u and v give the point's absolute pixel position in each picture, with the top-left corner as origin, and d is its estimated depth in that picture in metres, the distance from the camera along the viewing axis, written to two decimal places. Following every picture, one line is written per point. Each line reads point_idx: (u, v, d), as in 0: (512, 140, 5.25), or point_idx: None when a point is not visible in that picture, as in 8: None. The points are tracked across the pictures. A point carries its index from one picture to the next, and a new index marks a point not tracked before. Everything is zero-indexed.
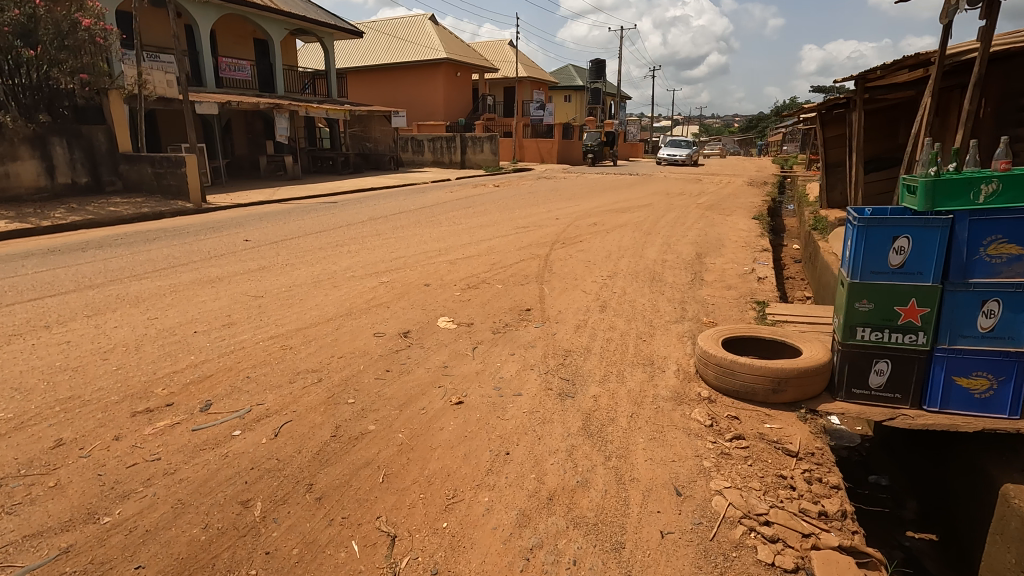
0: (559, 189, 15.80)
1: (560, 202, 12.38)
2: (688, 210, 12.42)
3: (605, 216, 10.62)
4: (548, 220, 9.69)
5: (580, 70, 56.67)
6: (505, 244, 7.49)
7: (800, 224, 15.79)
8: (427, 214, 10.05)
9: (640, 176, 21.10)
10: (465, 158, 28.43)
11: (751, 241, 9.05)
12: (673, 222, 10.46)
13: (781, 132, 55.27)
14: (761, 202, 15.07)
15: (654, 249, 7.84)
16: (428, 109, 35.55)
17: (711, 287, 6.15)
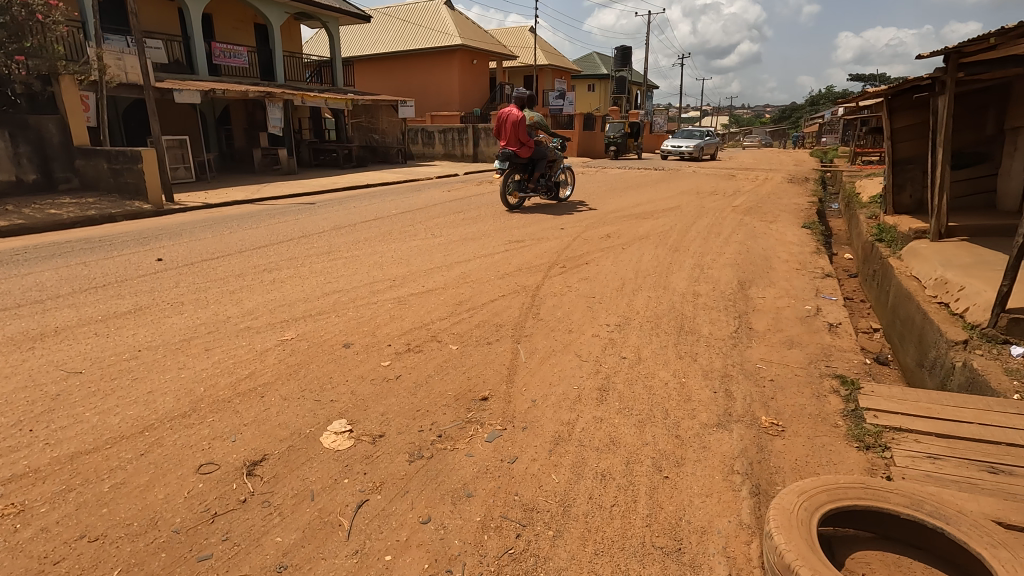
0: (572, 188, 13.94)
1: (570, 205, 10.56)
2: (723, 215, 10.49)
3: (622, 224, 8.80)
4: (550, 231, 7.93)
5: (604, 58, 54.26)
6: (485, 269, 5.77)
7: (852, 228, 13.66)
8: (406, 221, 8.38)
9: (666, 171, 19.06)
10: (478, 151, 26.71)
11: (805, 260, 7.13)
12: (705, 232, 8.57)
13: (819, 122, 51.94)
14: (808, 204, 12.96)
15: (682, 275, 6.01)
16: (443, 99, 33.85)
17: (764, 343, 4.32)
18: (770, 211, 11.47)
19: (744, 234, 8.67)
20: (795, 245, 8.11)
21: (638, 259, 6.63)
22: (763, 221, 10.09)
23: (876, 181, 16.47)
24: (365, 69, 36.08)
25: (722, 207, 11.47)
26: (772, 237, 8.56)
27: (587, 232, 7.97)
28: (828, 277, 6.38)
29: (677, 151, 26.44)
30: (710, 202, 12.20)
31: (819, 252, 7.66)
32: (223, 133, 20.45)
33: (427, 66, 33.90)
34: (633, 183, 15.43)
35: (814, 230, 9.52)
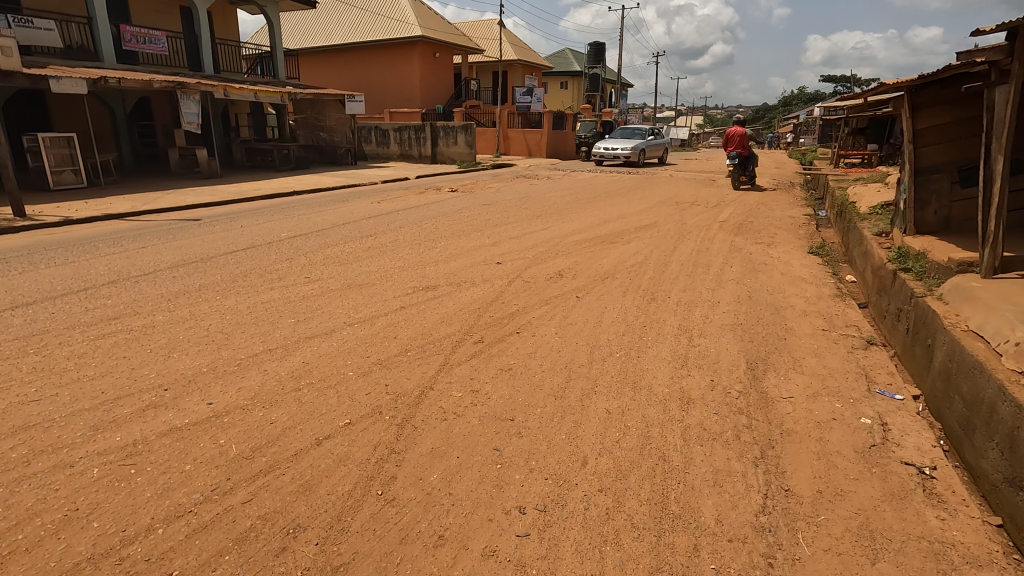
0: (530, 197, 11.80)
1: (519, 222, 8.47)
2: (710, 235, 8.50)
3: (582, 253, 6.69)
4: (479, 269, 5.76)
5: (578, 55, 52.62)
6: (348, 355, 3.57)
7: (852, 245, 11.87)
8: (288, 253, 6.14)
9: (641, 177, 17.17)
10: (437, 151, 24.44)
11: (829, 315, 5.11)
12: (689, 264, 6.57)
13: (794, 122, 51.10)
14: (805, 218, 11.02)
15: (662, 356, 3.90)
16: (404, 94, 31.36)
17: (821, 551, 2.22)
18: (765, 228, 9.52)
19: (741, 266, 6.66)
20: (809, 284, 6.11)
21: (598, 319, 4.52)
22: (759, 243, 8.15)
23: (871, 189, 14.72)
24: (318, 61, 33.32)
25: (708, 224, 9.49)
26: (777, 270, 6.58)
27: (534, 270, 5.83)
28: (872, 350, 4.33)
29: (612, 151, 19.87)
30: (692, 217, 10.19)
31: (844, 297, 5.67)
32: (137, 130, 17.81)
33: (387, 60, 31.48)
34: (602, 191, 13.36)
35: (824, 257, 7.56)
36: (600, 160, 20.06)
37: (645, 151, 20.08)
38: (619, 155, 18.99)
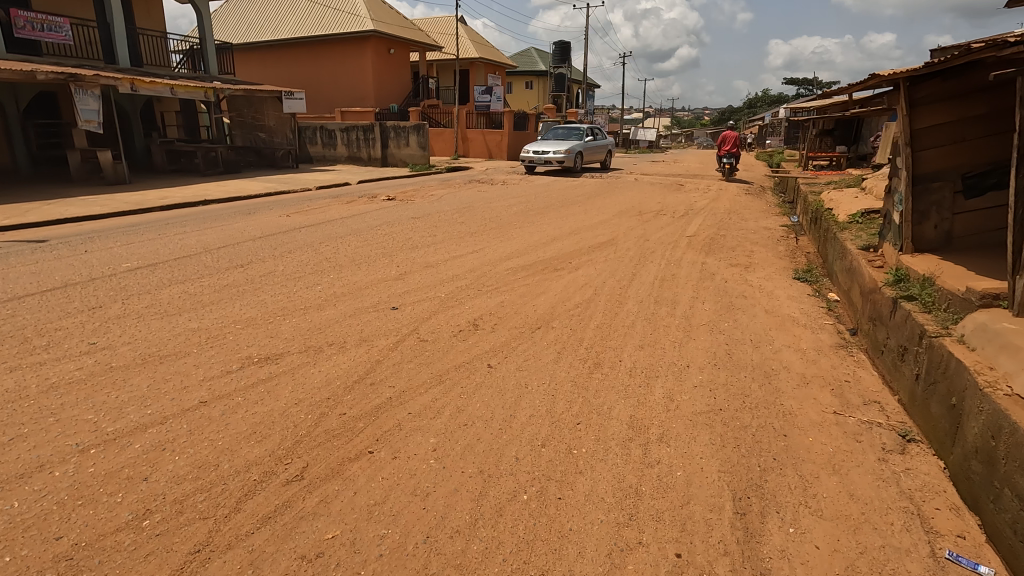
0: (472, 207, 10.27)
1: (446, 242, 6.94)
2: (678, 257, 7.13)
3: (514, 289, 5.19)
4: (363, 319, 4.20)
5: (542, 54, 51.46)
6: (27, 535, 1.97)
7: (834, 258, 10.72)
8: (105, 298, 4.47)
9: (603, 182, 15.86)
10: (388, 153, 22.66)
11: (838, 388, 3.69)
12: (650, 303, 5.13)
13: (760, 123, 50.71)
14: (783, 230, 9.77)
15: (598, 497, 2.39)
16: (357, 93, 29.54)
17: None
18: (741, 245, 8.18)
19: (715, 304, 5.26)
20: (802, 330, 4.73)
21: (509, 413, 3.00)
22: (737, 267, 6.78)
23: (849, 195, 13.60)
24: (264, 58, 31.21)
25: (676, 240, 8.13)
26: (760, 309, 5.20)
27: (439, 319, 4.28)
28: (913, 457, 2.90)
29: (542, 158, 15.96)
30: (655, 230, 8.85)
31: (850, 351, 4.29)
32: (34, 129, 15.60)
33: (337, 56, 29.63)
34: (557, 198, 11.97)
35: (813, 285, 6.22)
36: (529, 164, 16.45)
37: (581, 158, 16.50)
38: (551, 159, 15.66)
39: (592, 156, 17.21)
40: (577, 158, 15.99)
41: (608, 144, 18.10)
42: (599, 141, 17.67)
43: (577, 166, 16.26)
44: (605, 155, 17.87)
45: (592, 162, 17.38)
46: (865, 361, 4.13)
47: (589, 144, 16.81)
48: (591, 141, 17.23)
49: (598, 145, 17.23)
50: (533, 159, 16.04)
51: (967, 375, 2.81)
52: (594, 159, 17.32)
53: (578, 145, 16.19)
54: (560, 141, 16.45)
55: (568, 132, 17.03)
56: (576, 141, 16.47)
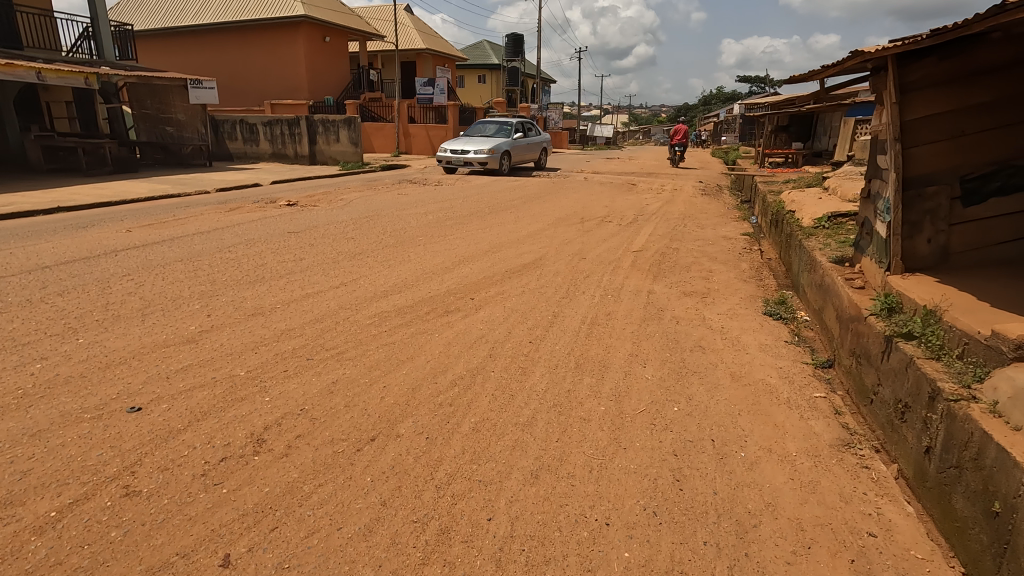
0: (380, 215, 8.52)
1: (310, 270, 5.18)
2: (618, 283, 5.59)
3: (367, 354, 3.49)
4: (60, 440, 2.43)
5: (495, 47, 49.71)
6: None
7: (800, 271, 9.48)
8: None
9: (548, 182, 14.33)
10: (316, 150, 20.52)
11: (858, 557, 2.17)
12: (566, 370, 3.51)
13: (716, 120, 50.45)
14: (743, 240, 8.41)
15: None
16: (288, 85, 27.30)
17: None
18: (697, 263, 6.71)
19: (660, 367, 3.68)
20: (785, 416, 3.18)
21: None
22: (692, 298, 5.28)
23: (812, 196, 12.43)
24: (186, 44, 28.57)
25: (618, 258, 6.59)
26: (722, 376, 3.65)
27: (197, 433, 2.53)
28: None
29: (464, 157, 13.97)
30: (594, 243, 7.32)
31: (867, 470, 2.72)
32: None
33: (267, 44, 27.28)
34: (490, 202, 10.35)
35: (790, 324, 4.72)
36: (451, 161, 14.15)
37: (506, 156, 14.36)
38: (474, 161, 13.69)
39: (523, 156, 15.38)
40: (503, 158, 14.12)
41: (542, 142, 16.31)
42: (531, 138, 15.83)
43: (504, 167, 14.37)
44: (541, 154, 16.14)
45: (531, 160, 15.68)
46: (896, 493, 2.55)
47: (518, 141, 14.93)
48: (522, 139, 15.37)
49: (530, 143, 15.40)
50: (451, 159, 14.04)
51: (1021, 474, 1.92)
52: (527, 159, 15.52)
53: (505, 143, 14.29)
54: (484, 138, 14.51)
55: (494, 128, 15.08)
56: (503, 138, 14.56)
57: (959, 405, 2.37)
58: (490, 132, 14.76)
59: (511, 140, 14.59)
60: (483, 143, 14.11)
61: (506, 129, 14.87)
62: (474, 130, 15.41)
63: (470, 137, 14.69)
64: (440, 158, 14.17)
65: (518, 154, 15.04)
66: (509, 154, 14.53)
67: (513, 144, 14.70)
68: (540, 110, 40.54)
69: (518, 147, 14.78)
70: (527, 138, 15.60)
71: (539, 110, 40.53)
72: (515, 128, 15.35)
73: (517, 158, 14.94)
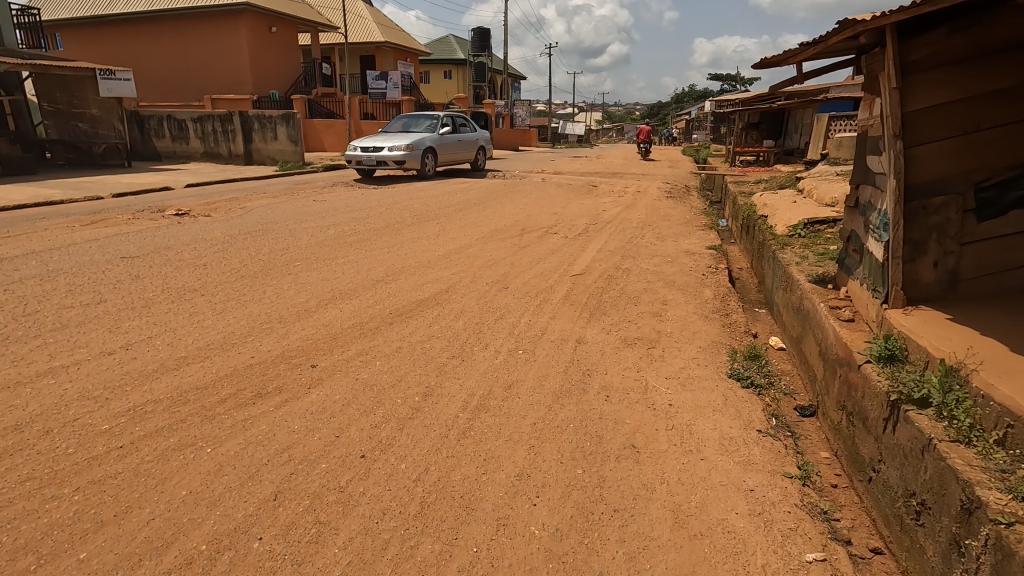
0: (273, 227, 6.98)
1: (100, 321, 3.65)
2: (539, 328, 4.19)
3: (48, 506, 2.02)
4: None
5: (461, 41, 48.08)
6: None
7: (775, 289, 8.29)
8: None
9: (500, 185, 12.92)
10: (252, 149, 18.67)
11: None
12: (399, 521, 2.11)
13: (687, 118, 49.74)
14: (708, 256, 7.13)
15: None
16: (232, 79, 25.42)
17: None
18: (648, 293, 5.37)
19: (561, 502, 2.30)
20: None
21: None
22: (634, 350, 3.92)
23: (785, 200, 11.27)
24: (120, 35, 26.43)
25: (549, 288, 5.20)
26: (659, 515, 2.28)
27: None
28: None
29: (377, 154, 11.64)
30: (526, 266, 5.92)
31: None
32: None
33: (206, 34, 25.29)
34: (420, 209, 8.90)
35: (764, 395, 3.42)
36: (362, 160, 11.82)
37: (429, 155, 12.14)
38: (389, 159, 11.40)
39: (454, 155, 13.22)
40: (425, 156, 11.93)
41: (479, 139, 14.21)
42: (465, 135, 13.75)
43: (427, 167, 12.18)
44: (477, 154, 14.07)
45: (465, 161, 13.56)
46: None
47: (445, 137, 12.74)
48: (453, 134, 13.25)
49: (462, 139, 13.25)
50: (361, 158, 11.74)
51: None
52: (458, 159, 13.36)
53: (428, 139, 12.10)
54: (403, 134, 12.27)
55: (418, 122, 12.88)
56: (426, 133, 12.37)
57: (1007, 533, 2.05)
58: (410, 127, 12.52)
59: (435, 136, 12.39)
60: (400, 138, 11.86)
61: (431, 123, 12.68)
62: (396, 124, 13.20)
63: (389, 132, 12.48)
64: (349, 158, 11.87)
65: (446, 153, 12.88)
66: (434, 153, 12.35)
67: (438, 140, 12.52)
68: (507, 107, 39.06)
69: (445, 144, 12.60)
70: (457, 134, 13.42)
71: (507, 107, 39.05)
72: (444, 122, 13.20)
73: (446, 158, 12.77)
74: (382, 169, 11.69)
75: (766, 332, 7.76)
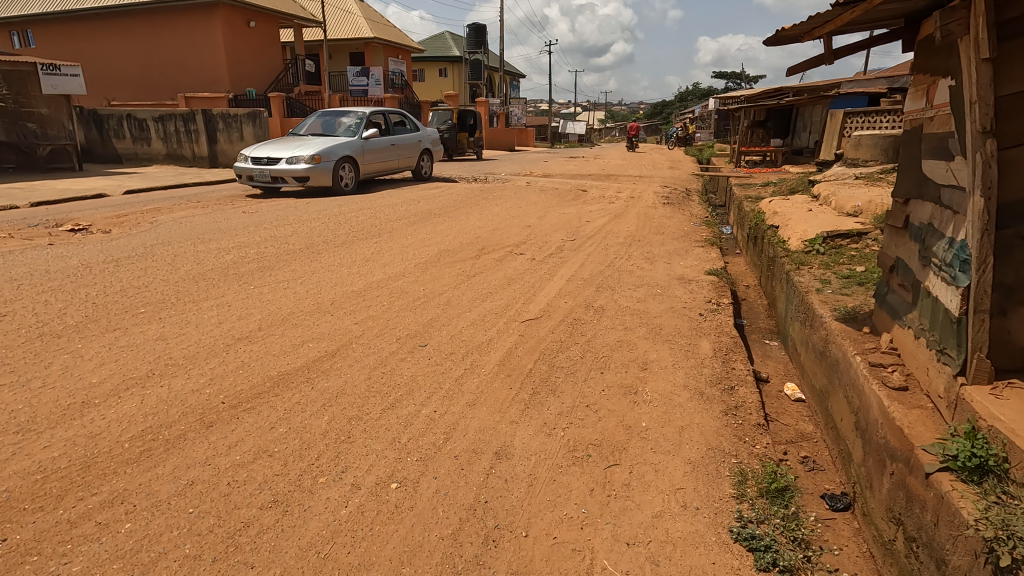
0: (163, 249, 5.57)
1: None
2: (446, 425, 2.77)
3: None
4: None
5: (456, 38, 46.57)
6: None
7: (791, 319, 6.86)
8: None
9: (476, 191, 11.52)
10: (216, 150, 17.28)
11: None
12: None
13: (692, 116, 48.19)
14: (707, 284, 5.72)
15: None
16: (207, 76, 24.09)
17: None
18: (624, 349, 3.94)
19: None
20: None
21: None
22: (583, 473, 2.50)
23: (799, 207, 9.79)
24: (90, 32, 25.11)
25: (485, 345, 3.77)
26: None
27: None
28: None
29: (272, 168, 9.20)
30: (467, 307, 4.52)
31: None
32: None
33: (180, 29, 23.97)
34: (366, 223, 7.49)
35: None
36: (254, 174, 9.36)
37: (343, 167, 9.68)
38: (287, 175, 9.00)
39: (385, 163, 10.81)
40: (338, 169, 9.52)
41: (419, 141, 11.78)
42: (402, 135, 11.31)
43: (342, 182, 9.76)
44: (419, 159, 11.76)
45: (400, 168, 11.18)
46: None
47: (370, 143, 10.31)
48: (384, 137, 10.83)
49: (395, 143, 10.85)
50: (254, 173, 9.34)
51: None
52: (390, 167, 10.95)
53: (343, 146, 9.66)
54: (312, 139, 9.81)
55: (337, 122, 10.42)
56: (343, 139, 9.91)
57: None
58: (323, 130, 10.07)
59: (354, 142, 9.94)
60: (305, 147, 9.43)
61: (352, 124, 10.23)
62: (311, 122, 10.68)
63: (298, 137, 10.04)
64: (241, 172, 9.50)
65: (373, 161, 10.48)
66: (353, 163, 9.93)
67: (359, 147, 10.08)
68: (504, 105, 37.69)
69: (369, 151, 10.17)
70: (388, 136, 10.96)
71: (504, 105, 37.68)
72: (373, 121, 10.75)
73: (371, 168, 10.36)
74: (281, 187, 9.30)
75: (779, 374, 6.33)
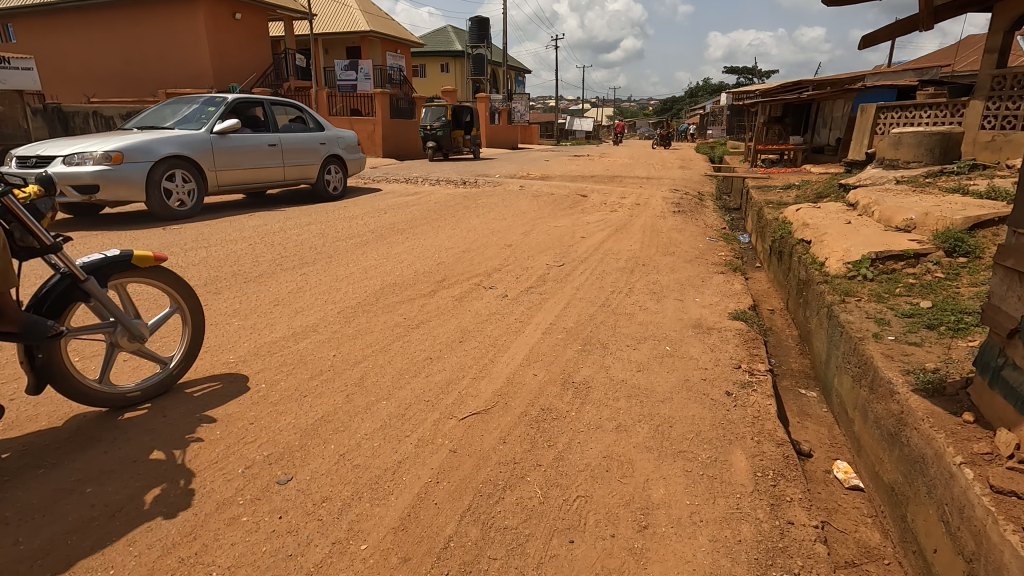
0: None
1: None
2: None
3: None
4: None
5: (460, 31, 45.02)
6: None
7: (835, 368, 5.31)
8: None
9: (457, 196, 10.08)
10: None
11: None
12: None
13: (703, 111, 46.36)
14: (731, 335, 4.27)
15: None
16: (190, 72, 22.87)
17: None
18: (612, 477, 2.50)
19: None
20: None
21: None
22: None
23: (836, 218, 8.26)
24: (70, 25, 23.93)
25: (385, 480, 2.35)
26: None
27: None
28: None
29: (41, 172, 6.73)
30: (386, 388, 3.11)
31: None
32: None
33: (161, 21, 22.71)
34: (305, 242, 6.09)
35: None
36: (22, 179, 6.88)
37: (161, 172, 7.28)
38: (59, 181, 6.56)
39: (256, 169, 8.50)
40: (152, 176, 7.14)
41: (321, 145, 9.47)
42: (292, 134, 9.04)
43: (166, 192, 7.39)
44: (321, 169, 9.45)
45: (284, 177, 8.89)
46: None
47: (225, 142, 7.99)
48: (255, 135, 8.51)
49: (272, 145, 8.57)
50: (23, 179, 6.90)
51: None
52: (266, 176, 8.65)
53: (165, 144, 7.29)
54: (125, 133, 7.41)
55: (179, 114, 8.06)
56: (175, 134, 7.56)
57: None
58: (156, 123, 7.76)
59: (189, 139, 7.58)
60: (104, 143, 7.02)
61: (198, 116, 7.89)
62: (150, 115, 8.31)
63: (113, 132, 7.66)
64: None
65: (234, 165, 8.18)
66: (188, 168, 7.59)
67: (205, 147, 7.78)
68: (506, 101, 36.11)
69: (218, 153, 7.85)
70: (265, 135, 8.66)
71: (506, 101, 36.11)
72: (238, 114, 8.43)
73: (229, 176, 8.12)
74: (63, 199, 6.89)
75: (824, 444, 4.85)
